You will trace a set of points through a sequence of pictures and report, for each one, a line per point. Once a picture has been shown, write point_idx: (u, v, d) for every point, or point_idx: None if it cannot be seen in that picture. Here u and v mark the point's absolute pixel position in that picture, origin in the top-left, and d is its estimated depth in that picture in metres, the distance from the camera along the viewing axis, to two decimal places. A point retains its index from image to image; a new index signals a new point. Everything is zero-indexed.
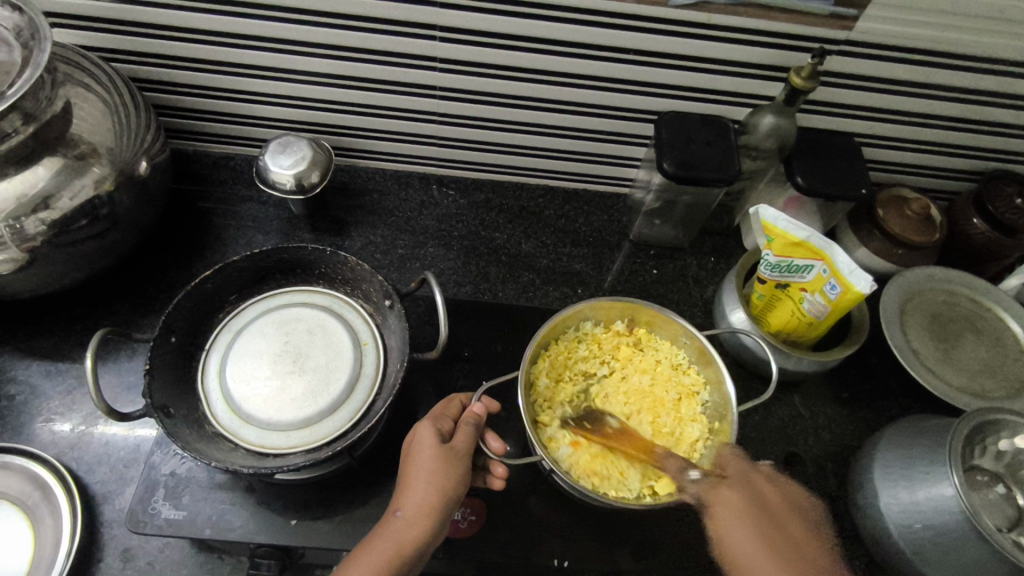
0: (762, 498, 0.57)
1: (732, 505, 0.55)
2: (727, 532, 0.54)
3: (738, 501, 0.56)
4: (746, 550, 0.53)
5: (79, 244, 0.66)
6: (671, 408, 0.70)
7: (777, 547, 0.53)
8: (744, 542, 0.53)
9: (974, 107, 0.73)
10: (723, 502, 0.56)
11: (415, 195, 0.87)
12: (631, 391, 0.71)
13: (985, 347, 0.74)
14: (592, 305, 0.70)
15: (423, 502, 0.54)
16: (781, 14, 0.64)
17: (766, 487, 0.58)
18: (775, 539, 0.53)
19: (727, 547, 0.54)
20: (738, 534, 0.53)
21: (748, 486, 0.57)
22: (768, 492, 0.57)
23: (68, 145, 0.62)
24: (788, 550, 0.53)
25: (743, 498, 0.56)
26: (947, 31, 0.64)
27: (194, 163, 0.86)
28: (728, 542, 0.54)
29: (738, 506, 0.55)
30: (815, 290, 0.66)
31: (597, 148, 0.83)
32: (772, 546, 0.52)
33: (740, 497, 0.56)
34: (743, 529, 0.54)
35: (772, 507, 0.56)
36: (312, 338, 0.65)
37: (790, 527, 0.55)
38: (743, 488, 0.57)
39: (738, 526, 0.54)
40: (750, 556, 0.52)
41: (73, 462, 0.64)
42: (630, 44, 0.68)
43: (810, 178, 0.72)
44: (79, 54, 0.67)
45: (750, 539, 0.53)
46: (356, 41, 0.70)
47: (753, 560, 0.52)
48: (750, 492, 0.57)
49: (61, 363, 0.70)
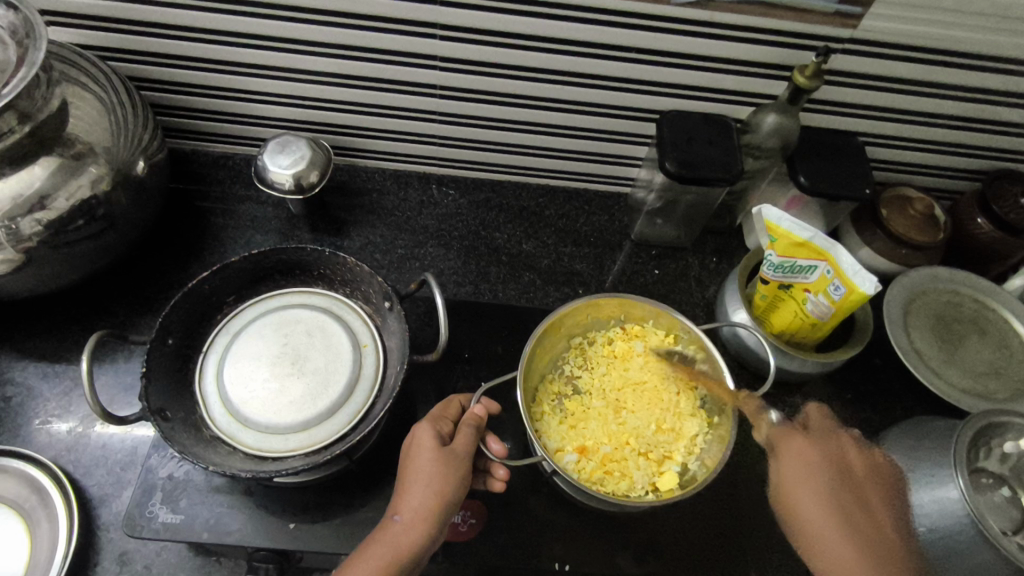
0: (844, 459, 0.59)
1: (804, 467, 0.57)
2: (794, 475, 0.57)
3: (818, 466, 0.57)
4: (816, 518, 0.54)
5: (76, 244, 0.65)
6: (671, 404, 0.69)
7: (853, 521, 0.54)
8: (815, 496, 0.55)
9: (979, 106, 0.72)
10: (796, 463, 0.57)
11: (414, 195, 0.87)
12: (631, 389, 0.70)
13: (989, 348, 0.73)
14: (579, 305, 0.68)
15: (422, 505, 0.54)
16: (786, 12, 0.63)
17: (849, 450, 0.60)
18: (853, 511, 0.55)
19: (789, 498, 0.56)
20: (807, 496, 0.55)
21: (825, 447, 0.59)
22: (841, 441, 0.60)
23: (65, 145, 0.62)
24: (858, 514, 0.55)
25: (820, 454, 0.58)
26: (953, 30, 0.63)
27: (192, 162, 0.85)
28: (792, 484, 0.57)
29: (812, 469, 0.57)
30: (818, 291, 0.65)
31: (598, 147, 0.82)
32: (839, 507, 0.54)
33: (812, 460, 0.57)
34: (814, 491, 0.56)
35: (849, 468, 0.58)
36: (311, 340, 0.64)
37: (866, 491, 0.58)
38: (819, 446, 0.59)
39: (811, 476, 0.56)
40: (809, 503, 0.55)
41: (70, 464, 0.63)
42: (632, 43, 0.67)
43: (813, 178, 0.71)
44: (76, 52, 0.67)
45: (819, 507, 0.54)
46: (356, 40, 0.69)
47: (818, 518, 0.54)
48: (823, 455, 0.58)
49: (57, 364, 0.69)
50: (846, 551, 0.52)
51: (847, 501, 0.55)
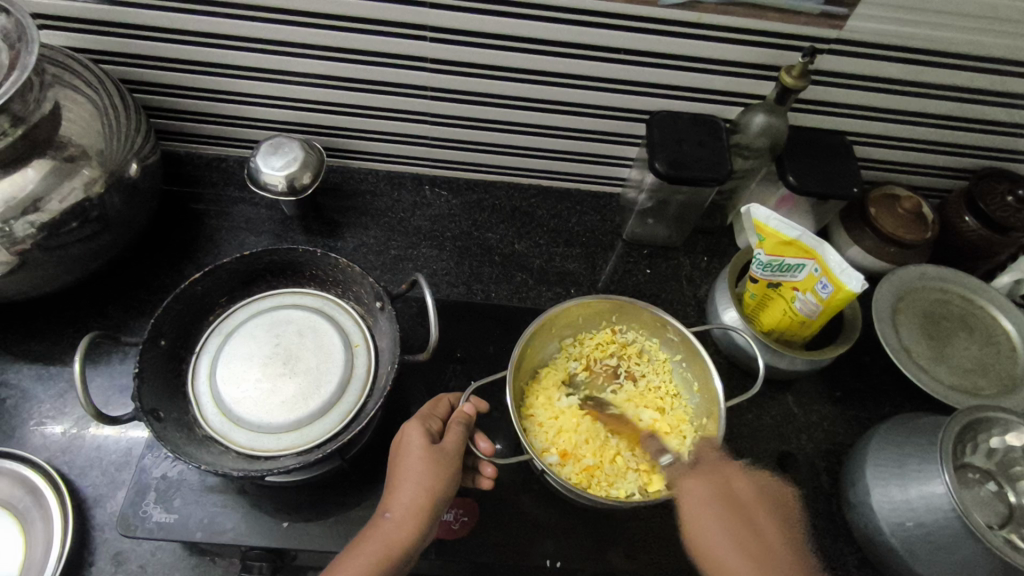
0: (729, 489, 0.60)
1: (698, 498, 0.59)
2: (693, 515, 0.59)
3: (708, 498, 0.59)
4: (727, 549, 0.56)
5: (69, 247, 0.65)
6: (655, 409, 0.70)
7: (741, 534, 0.57)
8: (717, 524, 0.57)
9: (966, 106, 0.73)
10: (691, 494, 0.60)
11: (407, 196, 0.87)
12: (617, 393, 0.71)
13: (977, 345, 0.74)
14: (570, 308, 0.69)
15: (412, 501, 0.54)
16: (773, 13, 0.64)
17: (738, 482, 0.61)
18: (742, 536, 0.57)
19: (697, 535, 0.58)
20: (700, 516, 0.58)
21: (717, 476, 0.61)
22: (716, 480, 0.61)
23: (57, 147, 0.62)
24: (752, 540, 0.57)
25: (705, 486, 0.60)
26: (938, 30, 0.64)
27: (186, 165, 0.85)
28: (693, 525, 0.58)
29: (708, 505, 0.59)
30: (806, 289, 0.66)
31: (589, 148, 0.83)
32: (738, 533, 0.57)
33: (707, 492, 0.60)
34: (711, 520, 0.58)
35: (739, 495, 0.60)
36: (303, 341, 0.65)
37: (754, 515, 0.60)
38: (706, 478, 0.61)
39: (705, 511, 0.58)
40: (713, 532, 0.57)
41: (65, 465, 0.64)
42: (622, 44, 0.68)
43: (802, 177, 0.72)
44: (68, 55, 0.67)
45: (723, 540, 0.56)
46: (348, 42, 0.69)
47: (723, 553, 0.56)
48: (711, 486, 0.60)
49: (52, 366, 0.70)
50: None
51: (740, 518, 0.58)
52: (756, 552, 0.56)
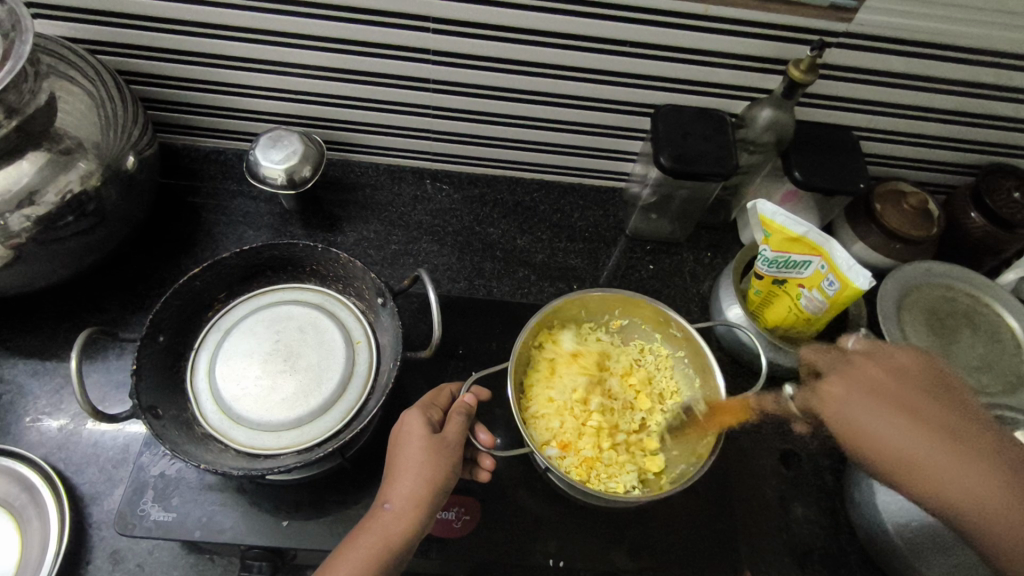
0: (874, 375, 0.54)
1: (858, 386, 0.54)
2: (850, 415, 0.53)
3: (876, 385, 0.53)
4: (891, 429, 0.51)
5: (64, 241, 0.64)
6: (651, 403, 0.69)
7: (920, 420, 0.50)
8: (872, 403, 0.52)
9: (974, 101, 0.72)
10: (840, 394, 0.54)
11: (408, 190, 0.86)
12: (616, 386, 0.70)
13: (982, 343, 0.74)
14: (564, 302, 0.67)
15: (413, 491, 0.54)
16: (780, 6, 0.62)
17: (876, 366, 0.54)
18: (903, 418, 0.51)
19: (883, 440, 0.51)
20: (863, 407, 0.52)
21: (851, 374, 0.55)
22: (909, 374, 0.53)
23: (53, 140, 0.61)
24: (929, 409, 0.51)
25: (849, 386, 0.54)
26: (948, 24, 0.63)
27: (184, 158, 0.84)
28: (852, 422, 0.53)
29: (855, 393, 0.53)
30: (812, 286, 0.65)
31: (592, 142, 0.82)
32: (897, 403, 0.51)
33: (854, 387, 0.54)
34: (884, 403, 0.52)
35: (891, 380, 0.53)
36: (303, 337, 0.64)
37: (912, 395, 0.52)
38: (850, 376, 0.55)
39: (866, 404, 0.52)
40: (881, 422, 0.51)
41: (61, 462, 0.63)
42: (627, 37, 0.67)
43: (808, 173, 0.71)
44: (63, 45, 0.66)
45: (881, 420, 0.51)
46: (348, 33, 0.68)
47: (886, 436, 0.51)
48: (881, 364, 0.54)
49: (47, 362, 0.69)
50: (931, 442, 0.49)
51: (890, 391, 0.52)
52: (922, 419, 0.51)
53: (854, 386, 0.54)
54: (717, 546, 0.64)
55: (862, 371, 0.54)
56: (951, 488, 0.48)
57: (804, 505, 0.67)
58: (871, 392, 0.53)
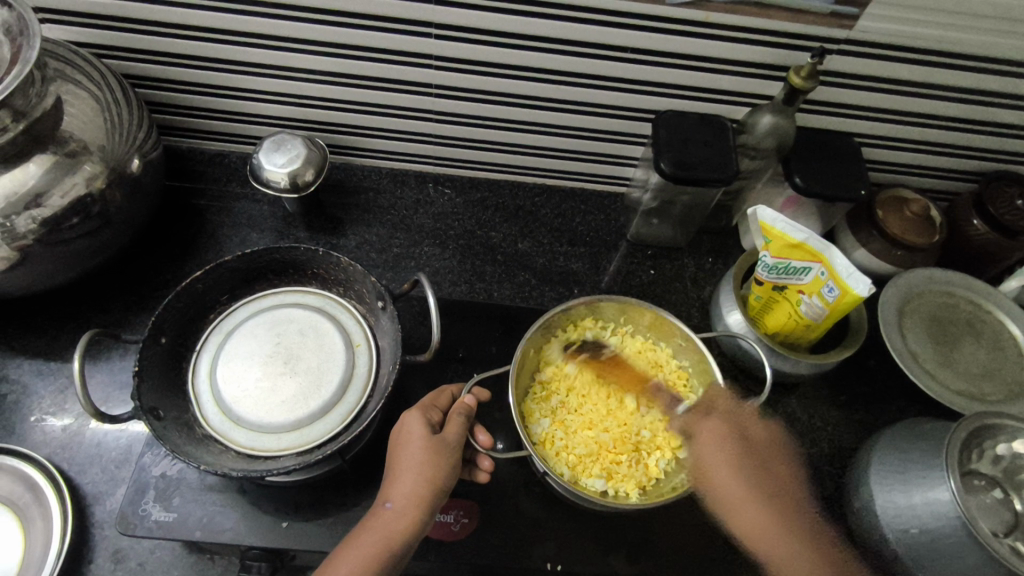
0: (751, 440, 0.62)
1: (715, 454, 0.60)
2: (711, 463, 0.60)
3: (728, 442, 0.61)
4: (731, 488, 0.59)
5: (69, 243, 0.65)
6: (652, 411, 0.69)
7: (766, 494, 0.59)
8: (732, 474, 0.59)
9: (976, 108, 0.72)
10: (710, 449, 0.61)
11: (410, 194, 0.87)
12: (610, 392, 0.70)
13: (984, 350, 0.73)
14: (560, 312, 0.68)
15: (414, 492, 0.54)
16: (782, 12, 0.63)
17: (757, 432, 0.63)
18: (761, 483, 0.59)
19: (716, 487, 0.60)
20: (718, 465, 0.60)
21: (732, 420, 0.62)
22: (762, 454, 0.62)
23: (59, 142, 0.62)
24: (775, 493, 0.59)
25: (720, 434, 0.61)
26: (950, 31, 0.63)
27: (188, 160, 0.85)
28: (707, 465, 0.60)
29: (725, 451, 0.60)
30: (812, 292, 0.65)
31: (594, 147, 0.82)
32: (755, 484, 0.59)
33: (724, 448, 0.61)
34: (731, 480, 0.59)
35: (759, 450, 0.62)
36: (304, 339, 0.64)
37: (772, 467, 0.62)
38: (728, 421, 0.62)
39: (723, 459, 0.60)
40: (732, 484, 0.59)
41: (64, 462, 0.64)
42: (628, 43, 0.67)
43: (809, 179, 0.71)
44: (70, 49, 0.67)
45: (735, 479, 0.59)
46: (351, 39, 0.69)
47: (727, 481, 0.59)
48: (739, 437, 0.61)
49: (52, 362, 0.69)
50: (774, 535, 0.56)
51: (756, 467, 0.60)
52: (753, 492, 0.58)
53: (711, 447, 0.61)
54: (715, 552, 0.64)
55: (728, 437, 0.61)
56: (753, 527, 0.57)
57: None
58: (743, 454, 0.60)
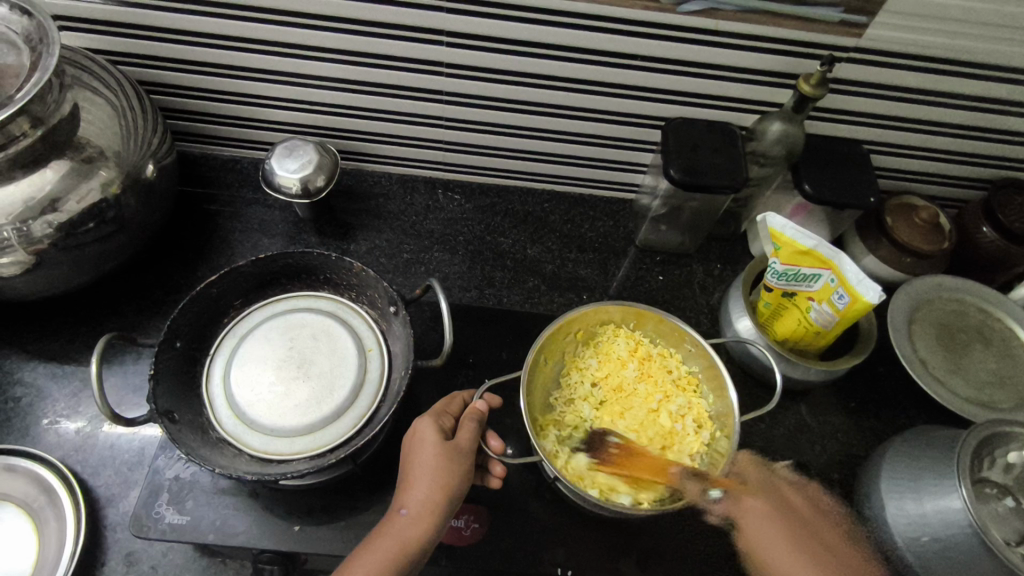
0: (798, 512, 0.63)
1: (761, 518, 0.60)
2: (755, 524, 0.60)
3: (773, 515, 0.60)
4: (775, 554, 0.58)
5: (85, 247, 0.65)
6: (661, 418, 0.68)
7: (824, 563, 0.57)
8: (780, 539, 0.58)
9: (986, 116, 0.72)
10: (751, 520, 0.60)
11: (420, 200, 0.87)
12: (618, 398, 0.70)
13: (994, 358, 0.73)
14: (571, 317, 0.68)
15: (427, 498, 0.54)
16: (791, 20, 0.63)
17: (788, 492, 0.65)
18: (797, 534, 0.59)
19: (759, 554, 0.59)
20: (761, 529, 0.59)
21: (772, 495, 0.63)
22: (784, 502, 0.64)
23: (75, 148, 0.63)
24: (830, 558, 0.59)
25: (766, 507, 0.61)
26: (959, 39, 0.63)
27: (201, 166, 0.86)
28: (757, 550, 0.59)
29: (773, 520, 0.60)
30: (822, 299, 0.66)
31: (603, 154, 0.83)
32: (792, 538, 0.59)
33: (768, 518, 0.60)
34: (780, 550, 0.58)
35: (799, 510, 0.64)
36: (316, 344, 0.65)
37: (821, 531, 0.62)
38: (766, 500, 0.62)
39: (769, 528, 0.59)
40: (778, 553, 0.58)
41: (78, 464, 0.64)
42: (637, 51, 0.67)
43: (819, 186, 0.71)
44: (87, 57, 0.68)
45: (779, 542, 0.58)
46: (364, 46, 0.70)
47: (775, 552, 0.58)
48: (774, 499, 0.63)
49: (67, 365, 0.70)
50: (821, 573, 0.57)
51: (802, 532, 0.60)
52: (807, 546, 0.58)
53: (755, 513, 0.60)
54: (725, 558, 0.64)
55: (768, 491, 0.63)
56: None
57: None
58: (778, 516, 0.60)
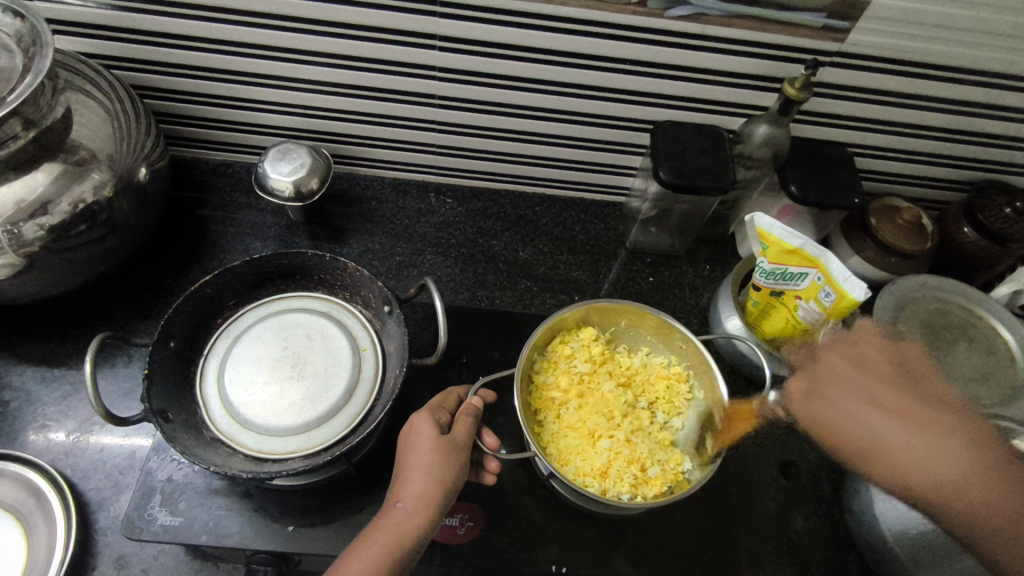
0: (870, 363, 0.63)
1: (841, 384, 0.62)
2: (839, 418, 0.61)
3: (850, 377, 0.62)
4: (904, 438, 0.57)
5: (77, 249, 0.65)
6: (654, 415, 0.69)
7: (926, 425, 0.58)
8: (861, 404, 0.60)
9: (965, 119, 0.74)
10: (832, 371, 0.63)
11: (412, 203, 0.88)
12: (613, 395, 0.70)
13: (977, 355, 0.75)
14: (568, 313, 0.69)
15: (424, 491, 0.54)
16: (775, 25, 0.65)
17: (869, 353, 0.64)
18: (909, 407, 0.59)
19: (842, 427, 0.60)
20: (843, 398, 0.61)
21: (853, 354, 0.64)
22: (873, 359, 0.63)
23: (68, 151, 0.63)
24: (942, 424, 0.58)
25: (831, 383, 0.63)
26: (937, 44, 0.65)
27: (193, 170, 0.86)
28: (841, 413, 0.61)
29: (853, 378, 0.62)
30: (809, 298, 0.67)
31: (593, 157, 0.84)
32: (906, 406, 0.59)
33: (847, 370, 0.63)
34: (869, 409, 0.60)
35: (879, 363, 0.63)
36: (311, 344, 0.65)
37: (892, 387, 0.61)
38: (841, 359, 0.64)
39: (852, 394, 0.61)
40: (864, 415, 0.59)
41: (68, 468, 0.64)
42: (626, 55, 0.69)
43: (804, 187, 0.73)
44: (80, 60, 0.68)
45: (875, 421, 0.59)
46: (357, 50, 0.70)
47: (869, 432, 0.59)
48: (857, 358, 0.64)
49: (57, 369, 0.70)
50: (951, 453, 0.55)
51: (903, 384, 0.61)
52: (924, 418, 0.58)
53: (842, 368, 0.63)
54: (717, 550, 0.64)
55: (847, 371, 0.63)
56: (905, 449, 0.57)
57: (804, 515, 0.68)
58: (875, 376, 0.62)
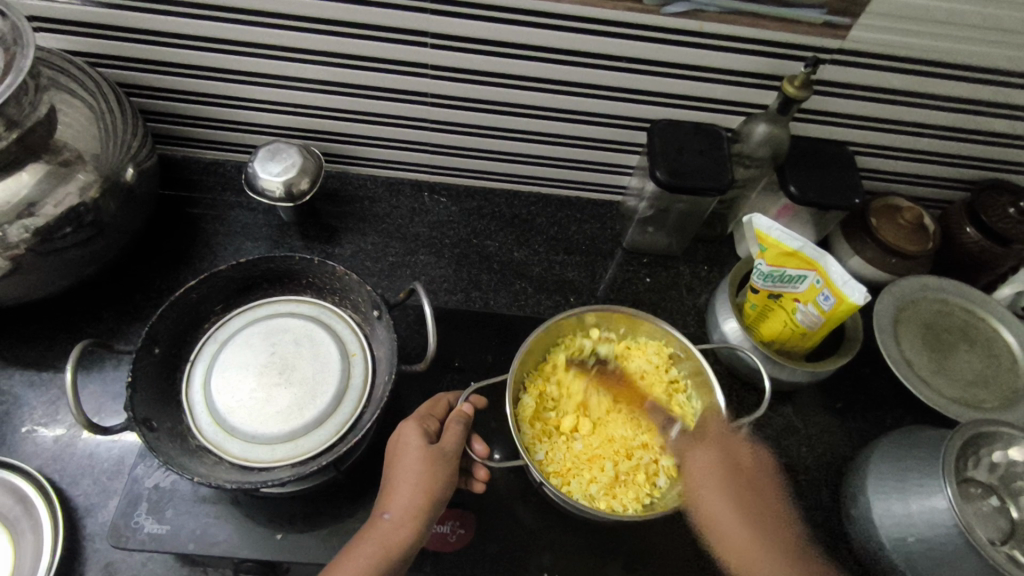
0: (737, 457, 0.63)
1: (709, 475, 0.62)
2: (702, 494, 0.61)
3: (717, 471, 0.62)
4: (723, 517, 0.59)
5: (63, 252, 0.64)
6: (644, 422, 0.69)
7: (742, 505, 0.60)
8: (713, 490, 0.61)
9: (968, 117, 0.73)
10: (700, 459, 0.63)
11: (406, 203, 0.87)
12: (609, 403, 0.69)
13: (978, 358, 0.74)
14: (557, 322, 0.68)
15: (411, 503, 0.54)
16: (775, 22, 0.63)
17: (745, 458, 0.63)
18: (741, 501, 0.60)
19: (704, 510, 0.61)
20: (705, 481, 0.61)
21: (725, 447, 0.63)
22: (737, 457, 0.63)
23: (52, 151, 0.61)
24: (760, 515, 0.60)
25: (712, 463, 0.62)
26: (940, 41, 0.64)
27: (183, 169, 0.85)
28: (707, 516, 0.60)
29: (715, 472, 0.62)
30: (808, 301, 0.66)
31: (589, 155, 0.82)
32: (739, 501, 0.60)
33: (715, 458, 0.62)
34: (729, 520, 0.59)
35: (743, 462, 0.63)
36: (299, 349, 0.64)
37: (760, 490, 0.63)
38: (720, 451, 0.63)
39: (718, 495, 0.60)
40: (714, 500, 0.60)
41: (56, 473, 0.63)
42: (623, 52, 0.67)
43: (804, 188, 0.71)
44: (64, 58, 0.66)
45: (720, 500, 0.60)
46: (347, 48, 0.69)
47: (725, 518, 0.59)
48: (723, 454, 0.63)
49: (44, 373, 0.69)
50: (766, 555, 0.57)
51: (745, 492, 0.61)
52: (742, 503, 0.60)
53: (704, 461, 0.63)
54: (711, 558, 0.64)
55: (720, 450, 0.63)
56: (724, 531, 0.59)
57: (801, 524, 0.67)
58: (725, 471, 0.62)
